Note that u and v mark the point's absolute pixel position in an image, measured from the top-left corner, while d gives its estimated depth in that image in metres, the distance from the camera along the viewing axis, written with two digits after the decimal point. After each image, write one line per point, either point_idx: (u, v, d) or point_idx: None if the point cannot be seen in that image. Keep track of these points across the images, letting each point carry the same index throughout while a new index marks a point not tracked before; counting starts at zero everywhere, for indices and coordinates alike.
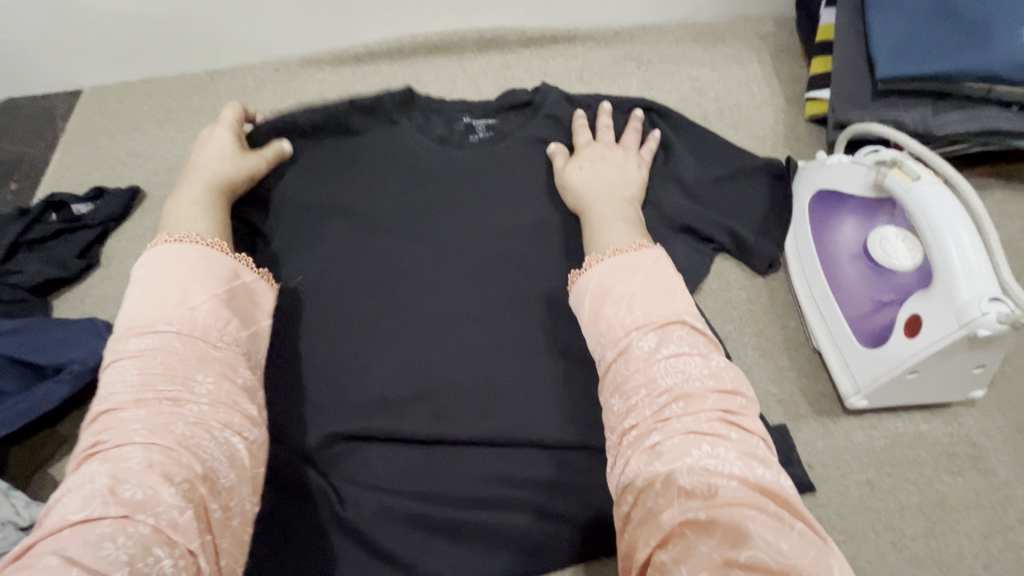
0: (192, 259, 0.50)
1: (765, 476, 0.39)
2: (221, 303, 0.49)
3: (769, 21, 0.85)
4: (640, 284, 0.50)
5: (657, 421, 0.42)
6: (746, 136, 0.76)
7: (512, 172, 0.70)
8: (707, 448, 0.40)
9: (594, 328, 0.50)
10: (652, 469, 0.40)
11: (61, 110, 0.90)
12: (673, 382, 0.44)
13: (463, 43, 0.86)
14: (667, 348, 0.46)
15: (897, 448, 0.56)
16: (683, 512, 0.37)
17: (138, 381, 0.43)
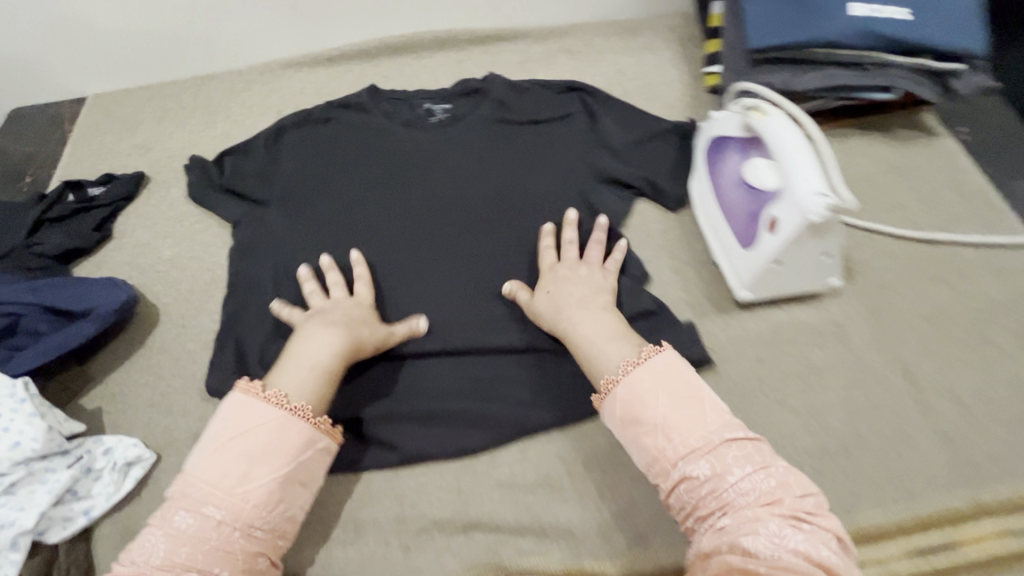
0: (268, 428, 0.54)
1: (829, 558, 0.44)
2: (281, 482, 0.53)
3: (675, 15, 1.02)
4: (653, 386, 0.54)
5: (678, 473, 0.50)
6: (659, 106, 0.92)
7: (465, 143, 0.86)
8: (763, 525, 0.46)
9: (611, 419, 0.56)
10: (720, 531, 0.47)
11: (68, 115, 1.02)
12: (700, 436, 0.50)
13: (422, 43, 1.02)
14: (663, 389, 0.54)
15: (780, 331, 0.70)
16: (733, 555, 0.45)
17: (216, 482, 0.51)
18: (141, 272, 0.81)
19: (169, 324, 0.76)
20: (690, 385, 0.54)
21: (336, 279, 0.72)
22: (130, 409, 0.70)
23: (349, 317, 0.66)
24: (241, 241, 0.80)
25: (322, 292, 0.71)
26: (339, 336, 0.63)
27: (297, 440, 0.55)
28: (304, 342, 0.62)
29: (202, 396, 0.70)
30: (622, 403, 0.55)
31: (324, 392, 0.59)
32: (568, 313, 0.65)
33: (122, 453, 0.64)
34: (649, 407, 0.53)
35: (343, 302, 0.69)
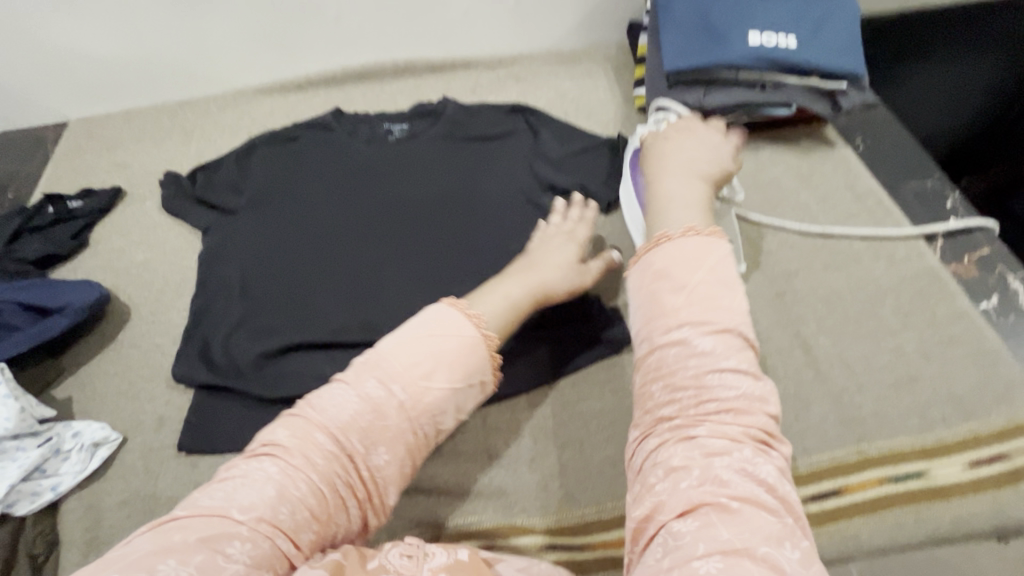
0: (461, 341, 0.58)
1: (787, 498, 0.47)
2: (453, 390, 0.57)
3: (611, 46, 1.15)
4: (696, 274, 0.56)
5: (676, 343, 0.54)
6: (596, 124, 1.04)
7: (420, 156, 0.96)
8: (745, 458, 0.48)
9: (640, 291, 0.58)
10: (688, 454, 0.49)
11: (51, 137, 1.09)
12: (721, 352, 0.53)
13: (383, 70, 1.12)
14: (718, 286, 0.56)
15: None
16: (700, 483, 0.47)
17: (345, 416, 0.53)
18: (115, 275, 0.87)
19: (139, 321, 0.82)
20: (728, 292, 0.56)
21: (576, 215, 0.80)
22: (98, 397, 0.75)
23: (563, 252, 0.74)
24: (209, 245, 0.87)
25: (560, 217, 0.79)
26: (558, 272, 0.72)
27: (472, 365, 0.58)
28: (535, 266, 0.71)
29: (168, 384, 0.76)
30: (649, 283, 0.58)
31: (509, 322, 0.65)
32: (674, 183, 0.68)
33: (90, 435, 0.69)
34: (680, 294, 0.55)
35: (553, 237, 0.77)
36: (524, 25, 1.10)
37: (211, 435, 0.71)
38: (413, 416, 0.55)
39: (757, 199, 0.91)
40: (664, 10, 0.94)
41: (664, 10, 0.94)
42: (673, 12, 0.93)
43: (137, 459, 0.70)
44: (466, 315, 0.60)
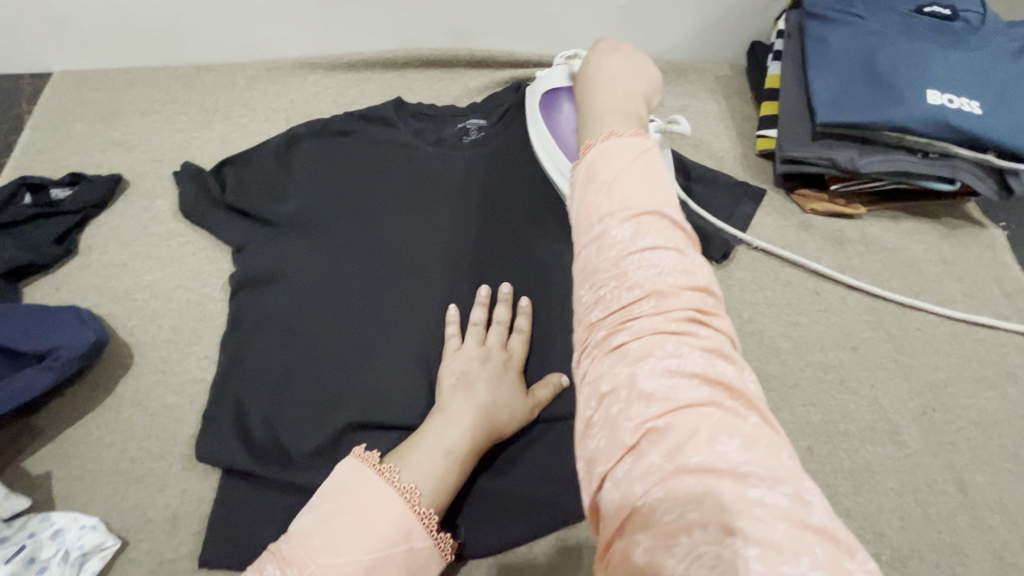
0: (382, 489, 0.48)
1: (726, 373, 0.35)
2: (367, 571, 0.43)
3: (723, 65, 0.97)
4: (622, 167, 0.44)
5: (600, 231, 0.41)
6: (707, 163, 0.88)
7: (503, 171, 0.74)
8: (703, 407, 0.33)
9: (575, 189, 0.46)
10: (615, 371, 0.36)
11: (27, 94, 0.86)
12: (636, 220, 0.41)
13: (454, 60, 0.92)
14: (637, 176, 0.43)
15: (831, 422, 0.70)
16: (647, 421, 0.33)
17: (310, 568, 0.42)
18: (114, 300, 0.68)
19: (145, 369, 0.63)
20: (654, 180, 0.43)
21: (504, 318, 0.64)
22: (90, 475, 0.57)
23: (502, 380, 0.59)
24: (237, 276, 0.68)
25: (480, 332, 0.63)
26: (500, 406, 0.58)
27: (399, 524, 0.46)
28: (467, 388, 0.58)
29: (185, 464, 0.59)
30: (584, 188, 0.45)
31: (462, 467, 0.54)
32: (604, 92, 0.53)
33: (77, 539, 0.52)
34: (609, 174, 0.44)
35: (492, 354, 0.61)
36: (629, 28, 0.92)
37: (244, 547, 0.55)
38: None
39: (896, 283, 0.78)
40: (816, 45, 0.79)
41: (817, 44, 0.79)
42: (828, 49, 0.78)
43: (145, 571, 0.54)
44: (381, 465, 0.50)
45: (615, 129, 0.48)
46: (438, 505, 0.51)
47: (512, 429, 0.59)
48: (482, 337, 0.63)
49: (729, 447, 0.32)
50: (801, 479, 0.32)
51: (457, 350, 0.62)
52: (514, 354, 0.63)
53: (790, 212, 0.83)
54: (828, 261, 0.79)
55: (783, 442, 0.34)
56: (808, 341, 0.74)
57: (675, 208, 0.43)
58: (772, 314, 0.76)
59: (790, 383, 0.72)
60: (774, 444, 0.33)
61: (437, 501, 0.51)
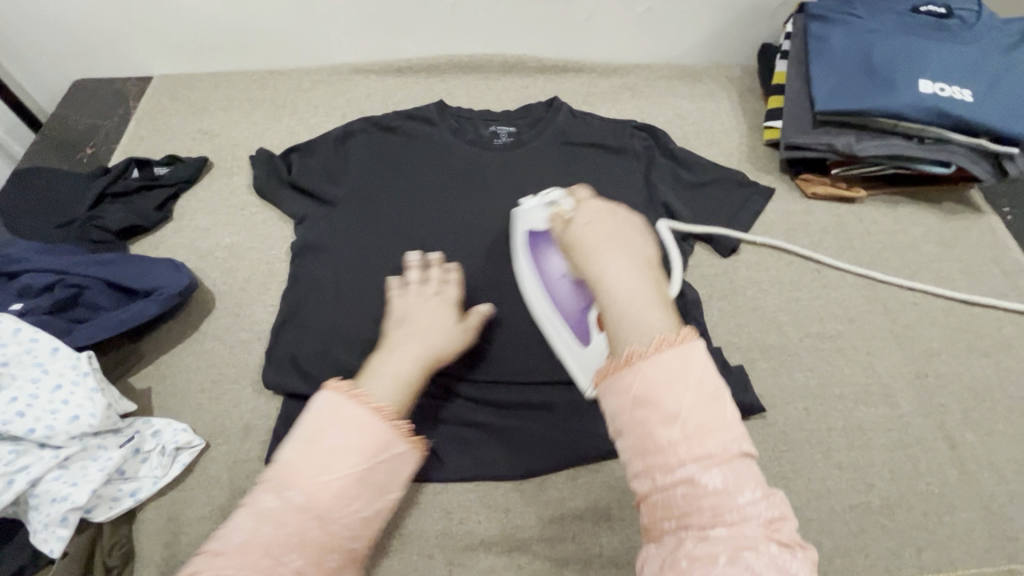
0: (358, 413, 0.50)
1: (739, 459, 0.43)
2: (356, 482, 0.47)
3: (736, 67, 1.06)
4: (625, 305, 0.49)
5: (671, 469, 0.42)
6: (717, 153, 0.95)
7: (530, 170, 0.86)
8: (735, 501, 0.42)
9: (608, 387, 0.46)
10: (660, 494, 0.43)
11: (134, 93, 1.03)
12: (670, 382, 0.44)
13: (489, 65, 1.03)
14: (683, 379, 0.44)
15: (827, 385, 0.72)
16: (682, 515, 0.42)
17: (306, 488, 0.46)
18: (199, 257, 0.81)
19: (223, 312, 0.76)
20: (699, 377, 0.45)
21: (435, 275, 0.69)
22: (180, 392, 0.70)
23: (447, 319, 0.64)
24: (301, 237, 0.80)
25: (417, 286, 0.68)
26: (448, 341, 0.62)
27: (379, 437, 0.49)
28: (409, 325, 0.62)
29: (253, 388, 0.70)
30: (616, 382, 0.46)
31: (410, 382, 0.56)
32: (619, 275, 0.51)
33: (171, 437, 0.64)
34: (644, 374, 0.45)
35: (428, 298, 0.66)
36: (647, 35, 1.02)
37: None
38: (372, 487, 0.48)
39: (894, 261, 0.83)
40: (817, 43, 0.87)
41: (817, 42, 0.87)
42: (828, 46, 0.86)
43: (220, 469, 0.65)
44: (355, 394, 0.51)
45: (632, 311, 0.49)
46: (407, 416, 0.53)
47: (456, 356, 0.63)
48: (415, 287, 0.67)
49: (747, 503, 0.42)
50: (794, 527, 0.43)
51: (393, 297, 0.66)
52: (452, 297, 0.67)
53: (794, 197, 0.90)
54: (829, 240, 0.85)
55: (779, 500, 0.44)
56: (806, 312, 0.78)
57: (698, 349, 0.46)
58: (773, 289, 0.80)
59: (785, 350, 0.75)
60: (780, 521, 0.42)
61: (406, 414, 0.53)
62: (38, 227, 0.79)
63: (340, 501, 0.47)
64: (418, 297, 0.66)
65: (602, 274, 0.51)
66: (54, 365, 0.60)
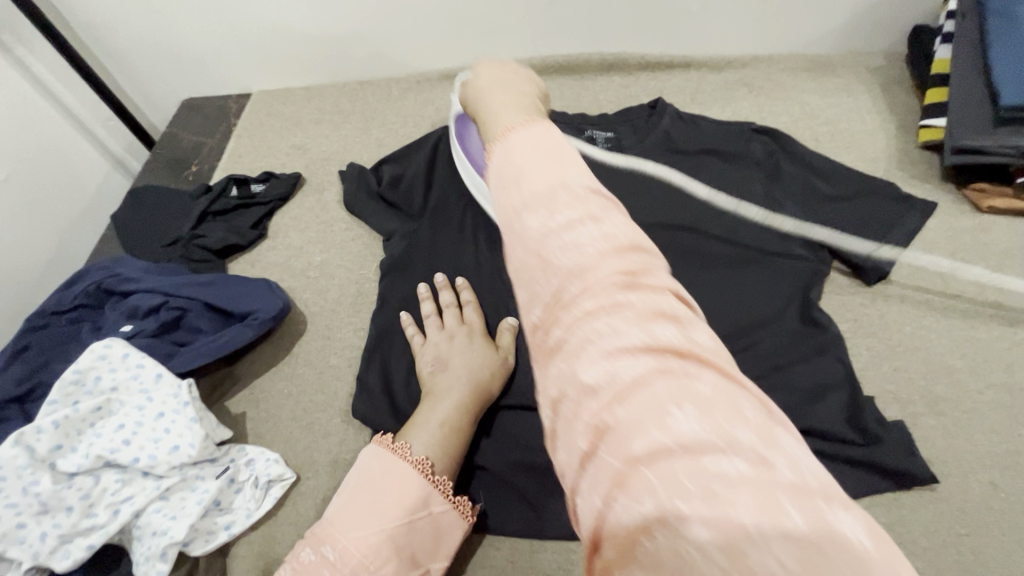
0: (397, 468, 0.54)
1: (666, 336, 0.28)
2: (396, 538, 0.51)
3: (879, 55, 0.90)
4: (524, 140, 0.37)
5: (560, 303, 0.31)
6: (857, 158, 0.81)
7: (638, 178, 0.79)
8: (648, 377, 0.27)
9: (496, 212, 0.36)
10: (576, 380, 0.29)
11: (234, 110, 1.05)
12: (552, 206, 0.33)
13: (587, 65, 0.95)
14: (567, 200, 0.33)
15: (1022, 453, 0.57)
16: (597, 416, 0.27)
17: (348, 538, 0.50)
18: (292, 276, 0.80)
19: (314, 334, 0.74)
20: (597, 215, 0.33)
21: (451, 300, 0.70)
22: (272, 418, 0.68)
23: (474, 347, 0.65)
24: (390, 255, 0.76)
25: (436, 321, 0.68)
26: (478, 368, 0.63)
27: (416, 495, 0.53)
28: (447, 369, 0.63)
29: (343, 417, 0.68)
30: (502, 209, 0.36)
31: (457, 431, 0.58)
32: (518, 136, 0.38)
33: (264, 469, 0.62)
34: (527, 189, 0.35)
35: (455, 333, 0.66)
36: (768, 23, 0.89)
37: None
38: (411, 545, 0.52)
39: None
40: (1001, 20, 0.71)
41: (1002, 20, 0.71)
42: (1017, 24, 0.70)
43: (310, 505, 0.62)
44: (390, 447, 0.55)
45: (529, 154, 0.36)
46: (450, 472, 0.56)
47: (499, 385, 0.64)
48: (441, 323, 0.68)
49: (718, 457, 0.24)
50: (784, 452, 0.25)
51: (424, 342, 0.67)
52: (473, 323, 0.67)
53: (962, 211, 0.74)
54: (1012, 265, 0.69)
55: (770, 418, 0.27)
56: (987, 357, 0.63)
57: (586, 175, 0.36)
58: (938, 325, 0.66)
59: (961, 404, 0.61)
60: (746, 407, 0.27)
61: (448, 466, 0.56)
62: (147, 247, 0.82)
63: (371, 563, 0.50)
64: (444, 333, 0.66)
65: (501, 139, 0.39)
66: (157, 393, 0.59)
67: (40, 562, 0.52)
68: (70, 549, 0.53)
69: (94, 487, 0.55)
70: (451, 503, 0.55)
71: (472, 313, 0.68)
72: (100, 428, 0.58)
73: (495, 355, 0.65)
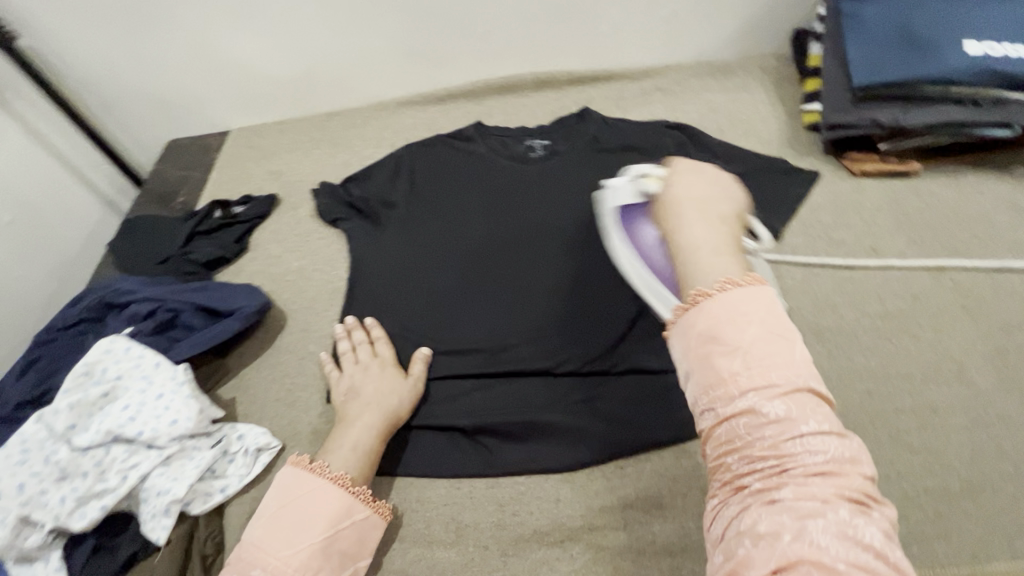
0: (315, 489, 0.62)
1: (855, 492, 0.39)
2: (322, 549, 0.59)
3: (771, 56, 1.05)
4: (690, 206, 0.55)
5: (743, 405, 0.42)
6: (756, 142, 0.95)
7: (571, 175, 0.91)
8: (850, 518, 0.37)
9: (693, 345, 0.46)
10: (767, 426, 0.41)
11: (214, 146, 1.18)
12: (757, 359, 0.44)
13: (524, 84, 1.09)
14: (787, 373, 0.43)
15: (892, 365, 0.69)
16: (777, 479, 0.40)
17: (277, 555, 0.58)
18: (272, 281, 0.91)
19: (294, 327, 0.84)
20: (777, 322, 0.46)
21: (363, 337, 0.78)
22: (260, 400, 0.77)
23: (387, 374, 0.73)
24: (358, 255, 0.88)
25: (351, 356, 0.77)
26: (390, 394, 0.71)
27: (337, 511, 0.61)
28: (359, 397, 0.71)
29: (321, 393, 0.77)
30: (705, 345, 0.46)
31: (369, 451, 0.66)
32: (681, 189, 0.57)
33: (254, 439, 0.71)
34: (730, 338, 0.45)
35: (369, 365, 0.75)
36: (674, 37, 1.03)
37: None
38: (339, 550, 0.60)
39: (959, 233, 0.78)
40: (851, 20, 0.85)
41: (851, 19, 0.85)
42: (863, 22, 0.84)
43: None
44: (308, 470, 0.63)
45: (750, 317, 0.45)
46: (366, 482, 0.65)
47: (411, 407, 0.71)
48: (356, 358, 0.76)
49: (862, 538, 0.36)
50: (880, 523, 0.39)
51: (340, 376, 0.75)
52: (384, 354, 0.76)
53: (842, 177, 0.87)
54: (883, 217, 0.82)
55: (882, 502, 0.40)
56: (862, 293, 0.75)
57: (793, 334, 0.46)
58: (823, 271, 0.78)
59: (842, 331, 0.72)
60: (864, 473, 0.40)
61: (365, 477, 0.65)
62: (141, 267, 0.92)
63: None
64: (358, 365, 0.75)
65: (714, 292, 0.47)
66: (157, 376, 0.69)
67: (60, 522, 0.60)
68: (85, 511, 0.61)
69: (105, 456, 0.64)
70: (373, 508, 0.63)
71: (384, 344, 0.77)
72: (108, 409, 0.67)
73: (403, 380, 0.73)
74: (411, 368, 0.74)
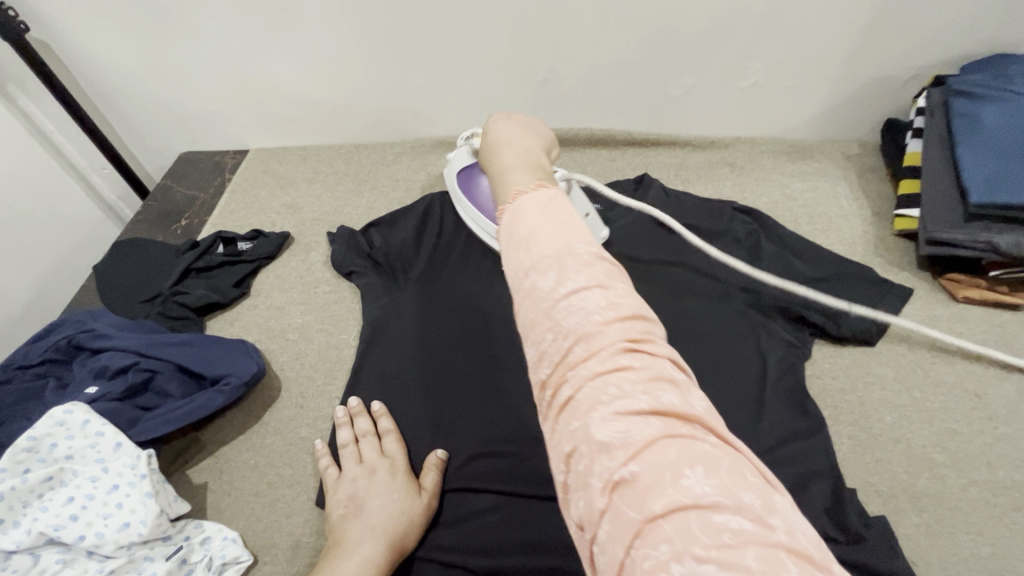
0: None
1: (674, 404, 0.32)
2: None
3: (856, 143, 0.94)
4: (505, 151, 0.53)
5: (564, 391, 0.34)
6: (836, 242, 0.83)
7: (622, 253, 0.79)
8: (725, 531, 0.27)
9: (508, 271, 0.40)
10: (584, 401, 0.33)
11: (229, 166, 1.07)
12: (560, 270, 0.37)
13: (575, 139, 0.98)
14: (578, 285, 0.36)
15: (1008, 558, 0.56)
16: (613, 473, 0.30)
17: None
18: (270, 337, 0.79)
19: (288, 401, 0.72)
20: (565, 215, 0.40)
21: (368, 429, 0.66)
22: (235, 492, 0.65)
23: (393, 486, 0.61)
24: (372, 322, 0.76)
25: (353, 451, 0.64)
26: (394, 516, 0.59)
27: None
28: (358, 515, 0.59)
29: (308, 493, 0.64)
30: (512, 264, 0.39)
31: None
32: (504, 145, 0.54)
33: (219, 550, 0.58)
34: (534, 251, 0.38)
35: (374, 469, 0.62)
36: (749, 112, 0.93)
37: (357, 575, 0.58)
38: None
39: None
40: (966, 123, 0.75)
41: (966, 122, 0.75)
42: (981, 128, 0.73)
43: None
44: None
45: (542, 217, 0.40)
46: None
47: (418, 534, 0.59)
48: (358, 455, 0.64)
49: (693, 482, 0.29)
50: (770, 508, 0.28)
51: (338, 477, 0.63)
52: (394, 455, 0.64)
53: (939, 299, 0.75)
54: (991, 358, 0.70)
55: (751, 470, 0.30)
56: (968, 452, 0.63)
57: (593, 240, 0.39)
58: (919, 415, 0.66)
59: (944, 500, 0.60)
60: (672, 386, 0.33)
61: None
62: (124, 302, 0.81)
63: None
64: (361, 465, 0.63)
65: (512, 203, 0.43)
66: (115, 463, 0.57)
67: None
68: None
69: (34, 566, 0.52)
70: None
71: (394, 441, 0.65)
72: (49, 500, 0.55)
73: (412, 498, 0.60)
74: (423, 479, 0.62)
